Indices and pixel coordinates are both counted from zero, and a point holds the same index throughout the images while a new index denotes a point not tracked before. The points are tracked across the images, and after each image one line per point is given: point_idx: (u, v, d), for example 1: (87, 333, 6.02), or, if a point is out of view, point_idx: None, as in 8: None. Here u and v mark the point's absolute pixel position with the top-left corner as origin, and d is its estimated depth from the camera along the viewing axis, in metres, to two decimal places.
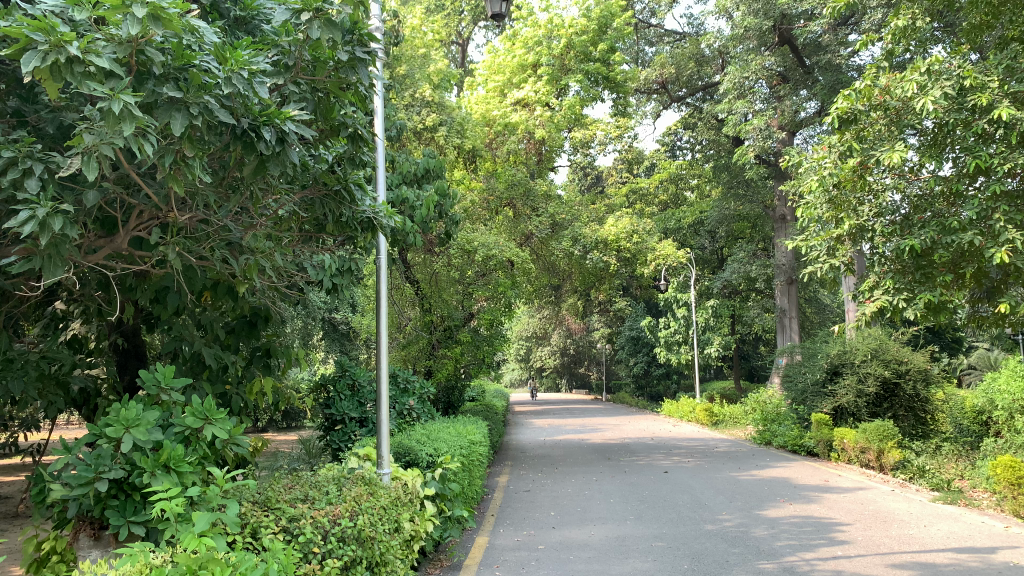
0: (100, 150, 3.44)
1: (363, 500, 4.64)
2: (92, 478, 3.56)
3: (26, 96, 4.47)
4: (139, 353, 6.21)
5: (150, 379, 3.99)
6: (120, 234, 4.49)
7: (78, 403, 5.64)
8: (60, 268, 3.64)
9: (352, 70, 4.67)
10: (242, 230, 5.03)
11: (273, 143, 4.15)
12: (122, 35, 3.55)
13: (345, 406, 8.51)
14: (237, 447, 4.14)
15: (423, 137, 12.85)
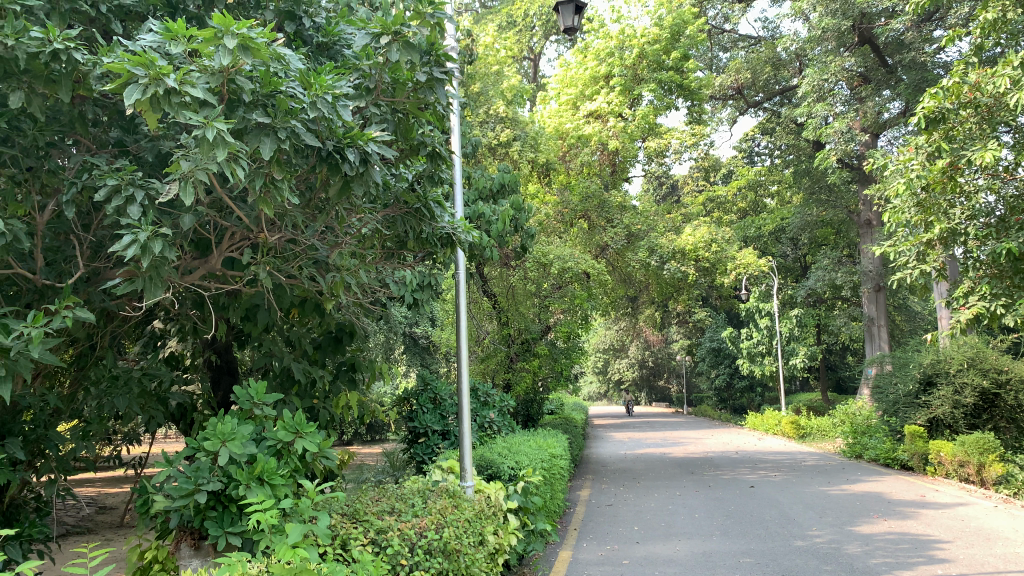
0: (196, 176, 3.62)
1: (448, 512, 4.70)
2: (193, 490, 3.72)
3: (128, 127, 4.74)
4: (231, 370, 6.44)
5: (243, 395, 4.21)
6: (214, 255, 4.68)
7: (176, 417, 5.89)
8: (160, 289, 3.81)
9: (430, 90, 4.78)
10: (328, 248, 5.19)
11: (358, 164, 4.28)
12: (214, 66, 3.72)
13: (427, 419, 8.65)
14: (327, 460, 4.24)
15: (499, 152, 13.03)
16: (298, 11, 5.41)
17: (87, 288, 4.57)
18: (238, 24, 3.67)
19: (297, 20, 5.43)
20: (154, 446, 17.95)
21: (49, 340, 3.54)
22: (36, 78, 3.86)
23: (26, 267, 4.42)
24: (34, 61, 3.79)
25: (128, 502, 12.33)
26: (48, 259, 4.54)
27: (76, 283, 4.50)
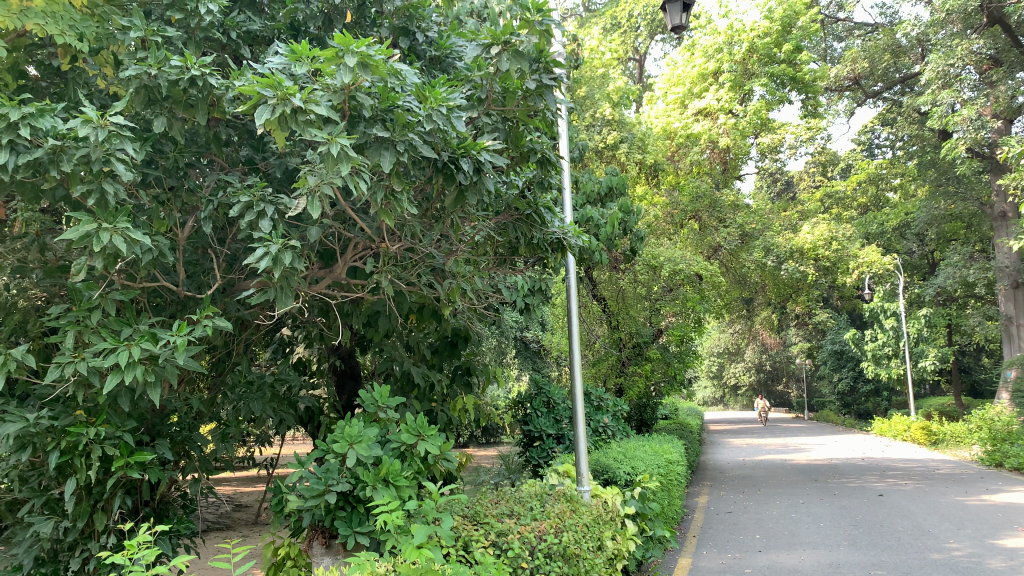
0: (322, 190, 3.80)
1: (566, 516, 4.71)
2: (323, 490, 3.89)
3: (257, 144, 5.01)
4: (354, 373, 6.71)
5: (368, 399, 4.39)
6: (340, 264, 4.93)
7: (305, 420, 6.15)
8: (290, 298, 4.01)
9: (539, 97, 4.86)
10: (444, 256, 5.32)
11: (471, 173, 4.39)
12: (335, 84, 3.89)
13: (542, 422, 8.71)
14: (447, 462, 4.32)
15: (605, 155, 13.03)
16: (411, 26, 5.55)
17: (224, 299, 4.86)
18: (358, 42, 3.82)
19: (410, 35, 5.58)
20: (284, 448, 18.82)
21: (193, 347, 3.78)
22: (176, 103, 4.15)
23: (170, 280, 4.74)
24: (174, 88, 4.06)
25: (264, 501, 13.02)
26: (189, 272, 4.85)
27: (215, 294, 4.79)
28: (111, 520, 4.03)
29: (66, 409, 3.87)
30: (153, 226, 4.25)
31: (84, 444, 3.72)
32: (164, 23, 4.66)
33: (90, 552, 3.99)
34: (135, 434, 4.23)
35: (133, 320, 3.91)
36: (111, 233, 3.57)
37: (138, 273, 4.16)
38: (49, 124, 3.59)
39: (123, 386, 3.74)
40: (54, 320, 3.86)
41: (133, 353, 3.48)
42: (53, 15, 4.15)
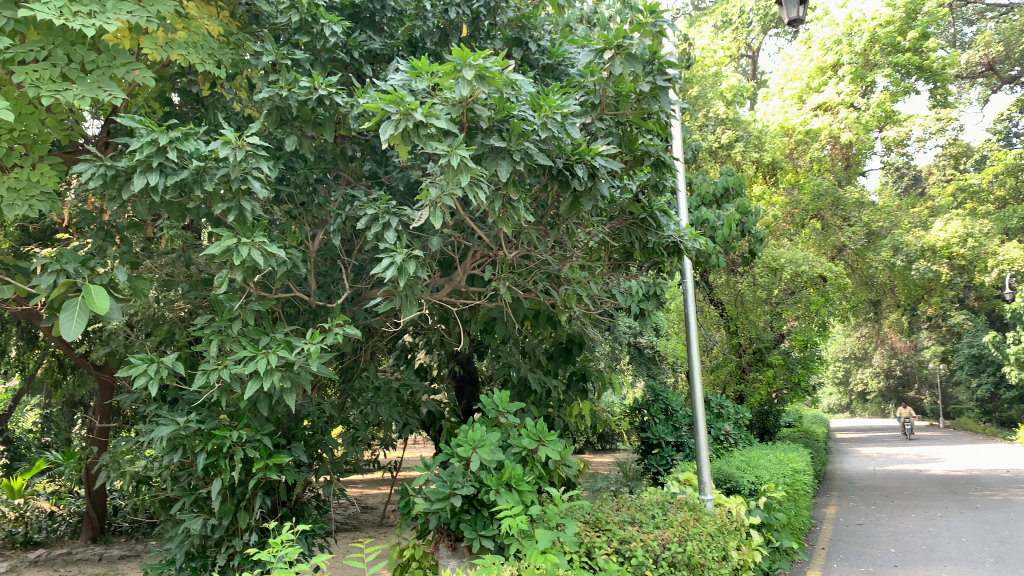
0: (443, 201, 3.90)
1: (690, 525, 4.62)
2: (448, 494, 4.00)
3: (380, 159, 5.21)
4: (473, 379, 7.07)
5: (489, 404, 4.45)
6: (458, 272, 5.00)
7: (427, 425, 6.28)
8: (414, 306, 4.14)
9: (654, 99, 4.77)
10: (559, 262, 5.34)
11: (586, 179, 4.38)
12: (454, 97, 3.99)
13: (660, 429, 8.60)
14: (567, 468, 4.38)
15: (720, 155, 12.80)
16: (524, 36, 5.59)
17: (352, 307, 5.05)
18: (475, 55, 3.89)
19: (523, 45, 5.62)
20: (407, 451, 19.31)
21: (324, 355, 3.96)
22: (306, 122, 4.37)
23: (303, 290, 4.98)
24: (303, 108, 4.28)
25: (390, 504, 13.37)
26: (320, 282, 5.09)
27: (344, 303, 5.00)
28: (252, 518, 4.26)
29: (211, 413, 4.13)
30: (286, 239, 4.48)
31: (228, 446, 3.96)
32: (292, 45, 4.91)
33: (234, 548, 4.23)
34: (273, 437, 4.45)
35: (270, 328, 4.12)
36: (249, 247, 3.78)
37: (274, 284, 4.40)
38: (193, 147, 3.85)
39: (262, 392, 3.96)
40: (200, 330, 4.13)
41: (270, 361, 3.68)
42: (194, 45, 4.46)
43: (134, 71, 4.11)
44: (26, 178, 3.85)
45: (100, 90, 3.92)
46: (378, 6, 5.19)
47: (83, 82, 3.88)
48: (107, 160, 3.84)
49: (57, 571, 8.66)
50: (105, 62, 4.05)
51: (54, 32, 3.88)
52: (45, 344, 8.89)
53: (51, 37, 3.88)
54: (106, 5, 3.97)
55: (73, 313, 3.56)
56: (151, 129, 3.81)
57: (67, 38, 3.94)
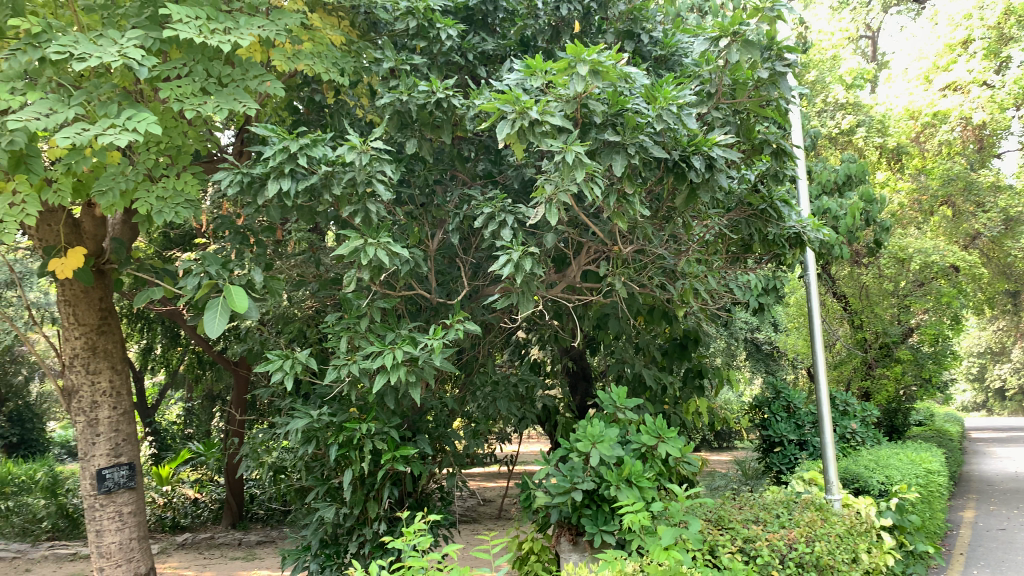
0: (559, 197, 3.93)
1: (817, 525, 4.47)
2: (569, 488, 4.03)
3: (495, 159, 5.29)
4: (586, 376, 7.27)
5: (607, 399, 4.45)
6: (572, 268, 5.02)
7: (543, 420, 6.32)
8: (531, 303, 4.19)
9: (773, 85, 4.62)
10: (675, 257, 5.26)
11: (704, 170, 4.31)
12: (568, 94, 4.02)
13: (782, 427, 8.34)
14: (688, 465, 4.32)
15: (840, 142, 12.41)
16: (636, 29, 5.47)
17: (471, 303, 5.18)
18: (589, 50, 3.90)
19: (636, 37, 5.50)
20: (522, 446, 19.56)
21: (446, 350, 4.06)
22: (425, 125, 4.52)
23: (424, 288, 5.14)
24: (422, 111, 4.41)
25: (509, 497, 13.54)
26: (439, 280, 5.24)
27: (462, 299, 5.13)
28: (381, 507, 4.43)
29: (342, 406, 4.35)
30: (408, 239, 4.63)
31: (358, 438, 4.14)
32: (410, 50, 5.05)
33: (365, 536, 4.43)
34: (399, 429, 4.62)
35: (395, 325, 4.28)
36: (375, 247, 3.92)
37: (397, 282, 4.57)
38: (321, 153, 4.03)
39: (389, 387, 4.12)
40: (330, 327, 4.35)
41: (396, 356, 3.82)
42: (319, 55, 4.70)
43: (264, 82, 4.34)
44: (173, 188, 4.11)
45: (236, 101, 4.16)
46: (490, 8, 5.27)
47: (221, 95, 4.13)
48: (243, 168, 4.09)
49: (202, 554, 9.28)
50: (239, 76, 4.31)
51: (194, 49, 4.13)
52: (187, 341, 9.62)
53: (191, 54, 4.13)
54: (240, 22, 4.21)
55: (216, 310, 3.81)
56: (283, 137, 4.04)
57: (206, 54, 4.19)
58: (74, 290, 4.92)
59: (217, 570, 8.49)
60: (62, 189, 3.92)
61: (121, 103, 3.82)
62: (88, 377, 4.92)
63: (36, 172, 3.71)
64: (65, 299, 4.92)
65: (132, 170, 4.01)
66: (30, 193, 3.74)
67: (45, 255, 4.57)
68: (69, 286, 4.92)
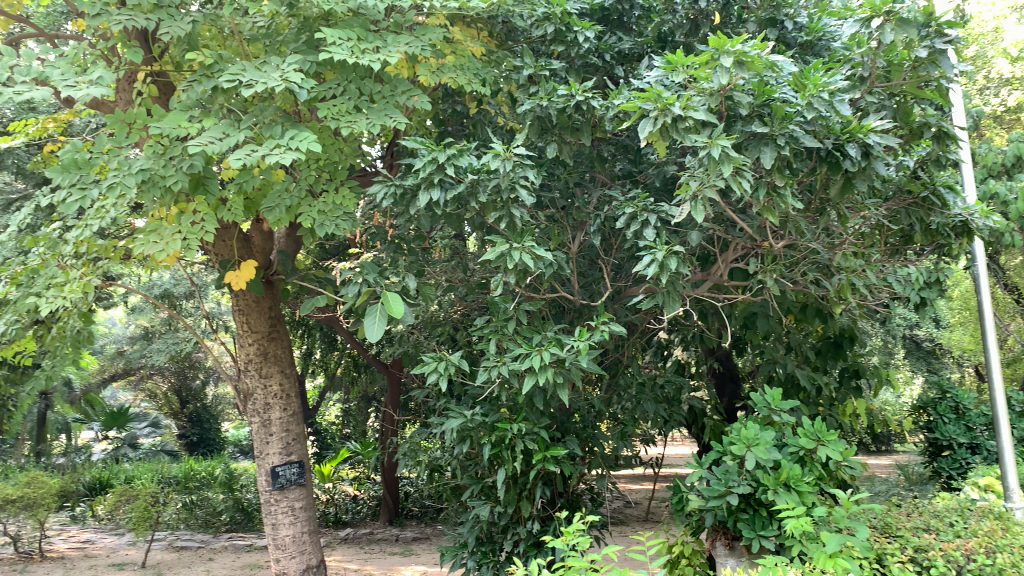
0: (705, 193, 3.83)
1: (998, 535, 4.14)
2: (724, 491, 3.98)
3: (635, 158, 5.24)
4: (734, 376, 7.09)
5: (760, 401, 4.34)
6: (718, 266, 4.92)
7: (691, 422, 6.20)
8: (677, 302, 4.15)
9: (934, 65, 4.32)
10: (829, 251, 5.04)
11: (859, 159, 4.09)
12: (712, 87, 3.92)
13: (951, 430, 7.83)
14: (850, 469, 4.13)
15: (1007, 120, 11.48)
16: (780, 16, 5.27)
17: (614, 305, 5.15)
18: (733, 41, 3.79)
19: (779, 25, 5.31)
20: (668, 450, 19.29)
21: (593, 352, 4.08)
22: (564, 129, 4.55)
23: (567, 290, 5.18)
24: (562, 115, 4.45)
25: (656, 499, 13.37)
26: (583, 283, 5.26)
27: (606, 300, 5.11)
28: (535, 507, 4.53)
29: (493, 407, 4.47)
30: (550, 242, 4.67)
31: (510, 438, 4.26)
32: (548, 56, 5.12)
33: (520, 534, 4.55)
34: (549, 430, 4.69)
35: (541, 328, 4.34)
36: (520, 251, 3.99)
37: (543, 285, 4.64)
38: (467, 162, 4.17)
39: (538, 388, 4.18)
40: (479, 330, 4.48)
41: (544, 357, 3.88)
42: (461, 67, 4.84)
43: (413, 97, 4.52)
44: (333, 202, 4.35)
45: (387, 117, 4.33)
46: (626, 7, 5.25)
47: (372, 112, 4.33)
48: (395, 180, 4.31)
49: (364, 548, 9.76)
50: (388, 92, 4.50)
51: (347, 70, 4.37)
52: (343, 346, 10.28)
53: (345, 74, 4.39)
54: (388, 40, 4.41)
55: (375, 317, 4.02)
56: (431, 148, 4.21)
57: (358, 74, 4.43)
58: (247, 300, 5.29)
59: (377, 564, 8.90)
60: (235, 208, 4.24)
61: (283, 124, 4.10)
62: (261, 380, 5.28)
63: (212, 193, 4.09)
64: (240, 309, 5.29)
65: (295, 187, 4.29)
66: (207, 212, 4.07)
67: (222, 268, 4.95)
68: (243, 296, 5.29)
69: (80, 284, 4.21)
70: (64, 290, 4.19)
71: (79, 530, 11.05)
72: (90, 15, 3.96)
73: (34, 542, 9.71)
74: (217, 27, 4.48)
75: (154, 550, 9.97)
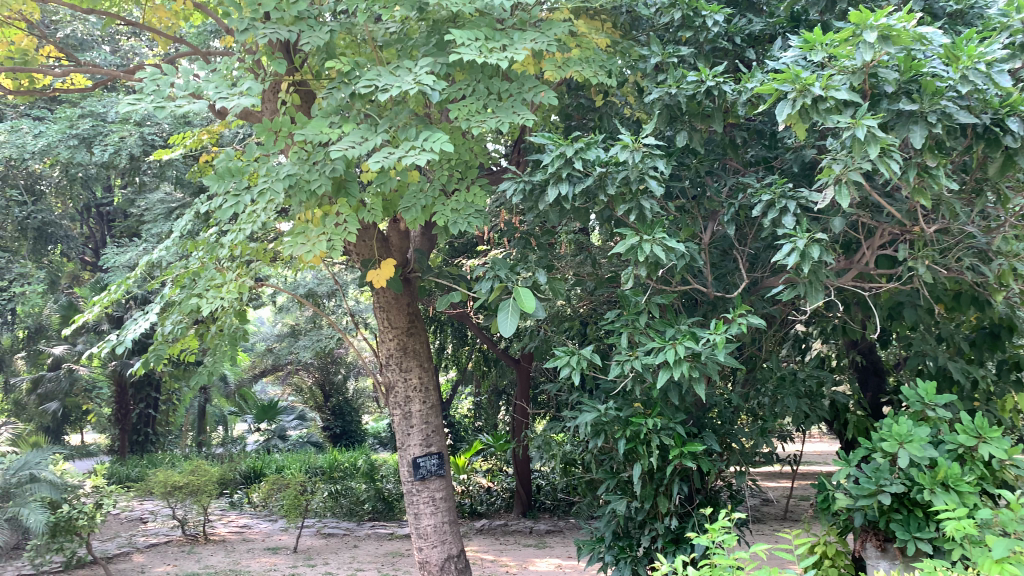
0: (849, 177, 3.65)
1: None
2: (875, 491, 3.79)
3: (770, 143, 5.07)
4: (878, 370, 6.76)
5: (913, 396, 4.06)
6: (863, 253, 4.66)
7: (832, 418, 5.90)
8: (820, 293, 3.97)
9: None
10: (987, 234, 4.68)
11: (1022, 134, 3.77)
12: (854, 65, 3.73)
13: None
14: (1016, 468, 3.82)
15: None
16: None
17: (750, 296, 5.00)
18: (876, 14, 3.58)
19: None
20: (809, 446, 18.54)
21: (730, 345, 3.97)
22: (694, 116, 4.46)
23: (701, 282, 5.08)
24: (692, 102, 4.36)
25: (794, 498, 12.84)
26: (717, 274, 5.14)
27: (742, 292, 4.97)
28: (672, 503, 4.47)
29: (627, 401, 4.43)
30: (681, 233, 4.58)
31: (645, 433, 4.22)
32: (675, 43, 5.03)
33: (658, 530, 4.51)
34: (685, 425, 4.61)
35: (675, 322, 4.27)
36: (651, 243, 3.93)
37: (676, 277, 4.56)
38: (595, 154, 4.13)
39: (673, 382, 4.11)
40: (611, 324, 4.46)
41: (678, 351, 3.80)
42: (587, 59, 4.81)
43: (539, 93, 4.53)
44: (465, 201, 4.43)
45: (515, 114, 4.36)
46: None
47: (501, 110, 4.37)
48: (525, 176, 4.34)
49: (499, 539, 9.97)
50: (516, 90, 4.53)
51: (476, 70, 4.45)
52: (473, 341, 10.57)
53: (474, 75, 4.48)
54: (514, 38, 4.44)
55: (508, 311, 4.08)
56: (559, 143, 4.22)
57: (487, 73, 4.50)
58: (387, 297, 5.49)
59: (513, 555, 9.06)
60: (374, 210, 4.40)
61: (417, 126, 4.22)
62: (401, 374, 5.47)
63: (353, 195, 4.26)
64: (381, 306, 5.50)
65: (430, 187, 4.41)
66: (349, 213, 4.24)
67: (363, 267, 5.16)
68: (383, 294, 5.50)
69: (236, 285, 4.50)
70: (221, 291, 4.48)
71: (238, 515, 11.82)
72: (239, 31, 4.21)
73: (199, 525, 10.47)
74: (352, 36, 4.67)
75: (304, 536, 10.56)
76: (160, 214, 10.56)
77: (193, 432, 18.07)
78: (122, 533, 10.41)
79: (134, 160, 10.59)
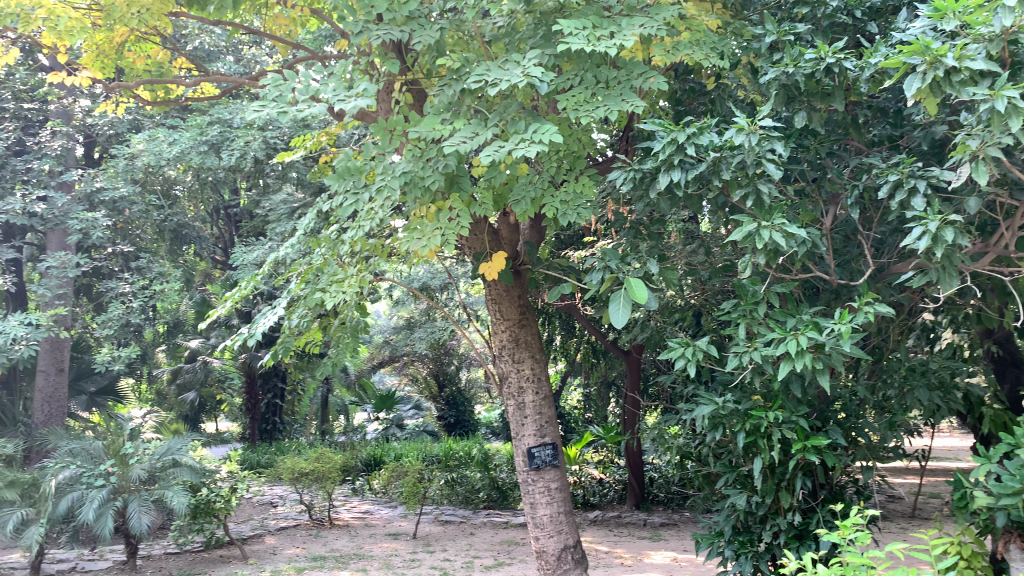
0: (987, 152, 3.41)
1: None
2: (1020, 489, 3.54)
3: (895, 120, 4.80)
4: (1016, 360, 6.32)
5: None
6: (1002, 235, 4.35)
7: (966, 412, 5.56)
8: (955, 278, 3.74)
9: None
10: None
11: None
12: (991, 32, 3.47)
13: None
14: None
15: None
16: None
17: (876, 284, 4.77)
18: None
19: None
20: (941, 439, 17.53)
21: (856, 335, 3.79)
22: (814, 95, 4.27)
23: (822, 269, 4.88)
24: (811, 81, 4.18)
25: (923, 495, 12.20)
26: (839, 261, 4.92)
27: (867, 279, 4.73)
28: (795, 499, 4.33)
29: (745, 393, 4.31)
30: (801, 218, 4.41)
31: (766, 426, 4.09)
32: (791, 21, 4.83)
33: (780, 526, 4.39)
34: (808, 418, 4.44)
35: (796, 311, 4.12)
36: (770, 229, 3.79)
37: (796, 264, 4.40)
38: (708, 139, 4.03)
39: (794, 373, 3.97)
40: (727, 314, 4.34)
41: (800, 341, 3.66)
42: (698, 42, 4.69)
43: (649, 79, 4.44)
44: (575, 192, 4.42)
45: (624, 102, 4.30)
46: None
47: (609, 98, 4.32)
48: (635, 164, 4.28)
49: (612, 531, 9.95)
50: (625, 77, 4.47)
51: (584, 59, 4.42)
52: (581, 333, 10.56)
53: (582, 64, 4.45)
54: (622, 24, 4.37)
55: (620, 302, 4.03)
56: (670, 129, 4.13)
57: (595, 61, 4.46)
58: (498, 290, 5.57)
59: (628, 547, 9.01)
60: (485, 202, 4.46)
61: (526, 118, 4.24)
62: (514, 365, 5.52)
63: (465, 190, 4.32)
64: (493, 298, 5.58)
65: (539, 179, 4.43)
66: (462, 208, 4.30)
67: (475, 260, 5.24)
68: (495, 287, 5.58)
69: (356, 279, 4.65)
70: (343, 286, 4.64)
71: (360, 502, 12.28)
72: (353, 34, 4.34)
73: (325, 510, 10.95)
74: (461, 32, 4.72)
75: (423, 523, 10.85)
76: (284, 213, 11.08)
77: (316, 422, 18.89)
78: (255, 516, 11.02)
79: (259, 162, 11.15)
